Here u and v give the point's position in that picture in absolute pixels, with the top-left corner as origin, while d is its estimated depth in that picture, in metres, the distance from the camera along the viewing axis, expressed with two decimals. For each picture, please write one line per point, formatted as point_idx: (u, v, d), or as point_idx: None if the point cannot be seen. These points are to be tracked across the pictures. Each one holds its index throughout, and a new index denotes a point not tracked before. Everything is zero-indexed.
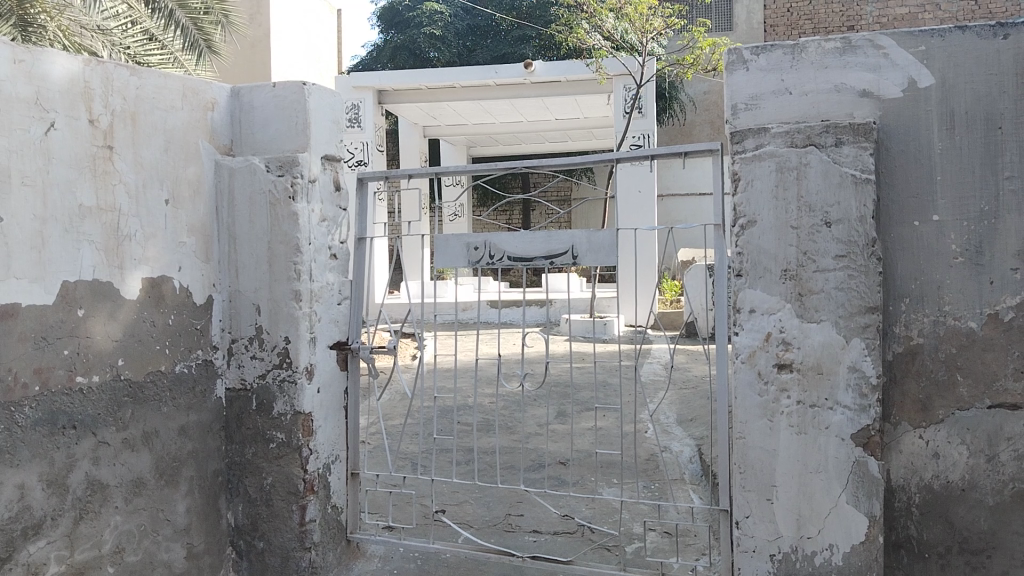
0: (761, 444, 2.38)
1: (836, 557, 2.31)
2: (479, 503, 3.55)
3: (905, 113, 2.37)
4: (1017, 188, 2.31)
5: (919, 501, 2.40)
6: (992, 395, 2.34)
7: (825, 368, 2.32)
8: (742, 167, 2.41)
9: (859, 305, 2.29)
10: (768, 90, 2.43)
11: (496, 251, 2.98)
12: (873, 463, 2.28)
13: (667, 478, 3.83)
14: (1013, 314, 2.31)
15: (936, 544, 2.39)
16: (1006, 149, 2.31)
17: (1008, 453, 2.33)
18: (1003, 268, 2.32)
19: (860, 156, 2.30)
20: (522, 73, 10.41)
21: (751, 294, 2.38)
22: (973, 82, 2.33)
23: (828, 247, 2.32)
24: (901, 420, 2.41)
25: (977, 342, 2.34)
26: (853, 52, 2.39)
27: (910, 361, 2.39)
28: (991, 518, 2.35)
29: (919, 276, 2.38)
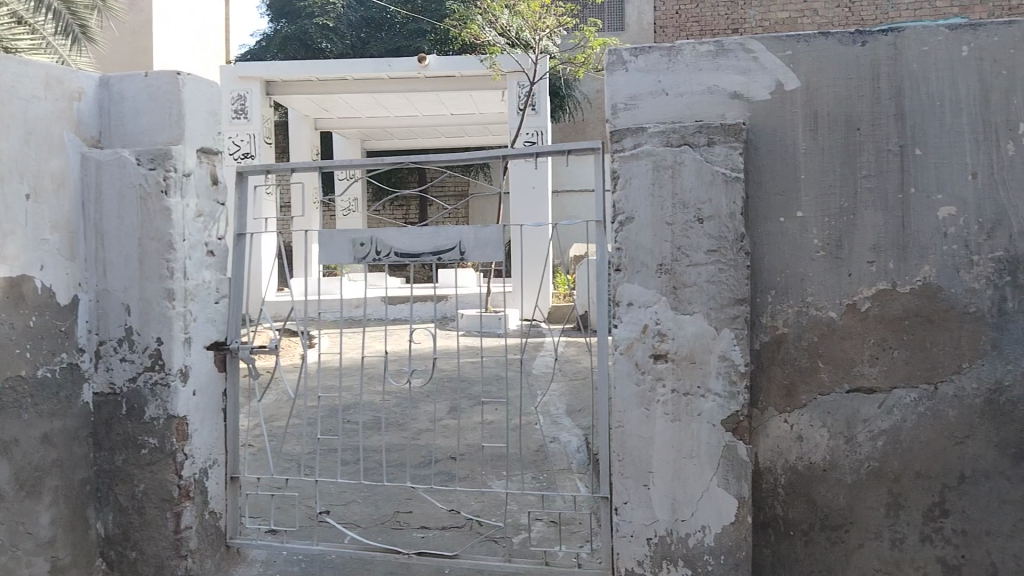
0: (638, 432, 2.46)
1: (707, 539, 2.41)
2: (366, 502, 3.51)
3: (773, 114, 2.51)
4: (873, 186, 2.47)
5: (785, 482, 2.52)
6: (850, 380, 2.49)
7: (697, 358, 2.42)
8: (621, 166, 2.49)
9: (729, 296, 2.40)
10: (646, 91, 2.54)
11: (383, 247, 2.94)
12: (742, 447, 2.40)
13: (555, 468, 3.90)
14: (868, 304, 2.47)
15: (800, 522, 2.51)
16: (863, 149, 2.47)
17: (864, 434, 2.48)
18: (860, 260, 2.47)
19: (731, 155, 2.41)
20: (416, 66, 10.41)
21: (629, 288, 2.47)
22: (835, 86, 2.48)
23: (700, 242, 2.42)
24: (768, 405, 2.53)
25: (837, 331, 2.49)
26: (724, 56, 2.51)
27: (776, 349, 2.52)
28: (849, 496, 2.49)
29: (785, 270, 2.51)
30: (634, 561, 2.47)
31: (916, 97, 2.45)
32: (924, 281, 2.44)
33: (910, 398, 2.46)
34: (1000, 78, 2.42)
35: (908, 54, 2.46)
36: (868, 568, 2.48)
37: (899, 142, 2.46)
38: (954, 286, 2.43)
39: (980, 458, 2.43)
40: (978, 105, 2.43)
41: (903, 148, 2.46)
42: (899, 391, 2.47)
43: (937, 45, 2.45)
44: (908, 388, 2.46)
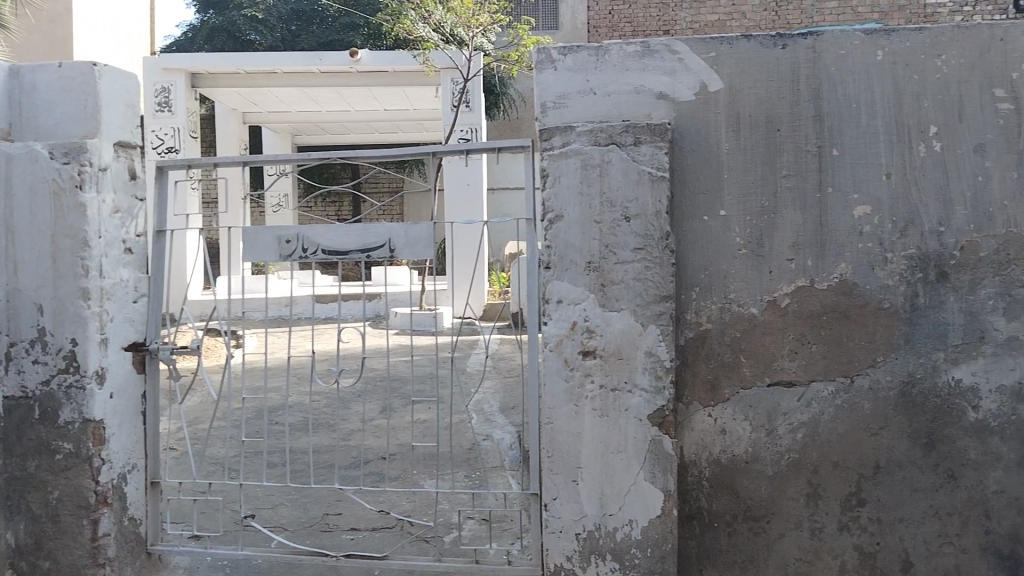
0: (566, 428, 2.49)
1: (635, 532, 2.45)
2: (294, 505, 3.46)
3: (697, 114, 2.56)
4: (792, 186, 2.55)
5: (709, 474, 2.58)
6: (771, 374, 2.56)
7: (624, 354, 2.46)
8: (550, 164, 2.50)
9: (655, 294, 2.44)
10: (574, 90, 2.55)
11: (309, 245, 2.90)
12: (668, 441, 2.45)
13: (487, 466, 3.90)
14: (788, 300, 2.55)
15: (723, 514, 2.58)
16: (783, 150, 2.55)
17: (784, 427, 2.56)
18: (780, 258, 2.55)
19: (657, 154, 2.45)
20: (347, 61, 10.27)
21: (558, 286, 2.49)
22: (756, 88, 2.55)
23: (627, 240, 2.46)
24: (692, 400, 2.59)
25: (758, 326, 2.56)
26: (650, 56, 2.55)
27: (700, 345, 2.58)
28: (770, 487, 2.56)
29: (709, 267, 2.57)
30: (563, 556, 2.49)
31: (834, 99, 2.53)
32: (841, 278, 2.53)
33: (828, 390, 2.55)
34: (913, 82, 2.51)
35: (826, 57, 2.54)
36: (788, 557, 2.56)
37: (817, 143, 2.54)
38: (869, 282, 2.52)
39: (893, 449, 2.53)
40: (892, 108, 2.52)
41: (821, 148, 2.54)
42: (817, 384, 2.55)
43: (854, 49, 2.54)
44: (826, 381, 2.55)
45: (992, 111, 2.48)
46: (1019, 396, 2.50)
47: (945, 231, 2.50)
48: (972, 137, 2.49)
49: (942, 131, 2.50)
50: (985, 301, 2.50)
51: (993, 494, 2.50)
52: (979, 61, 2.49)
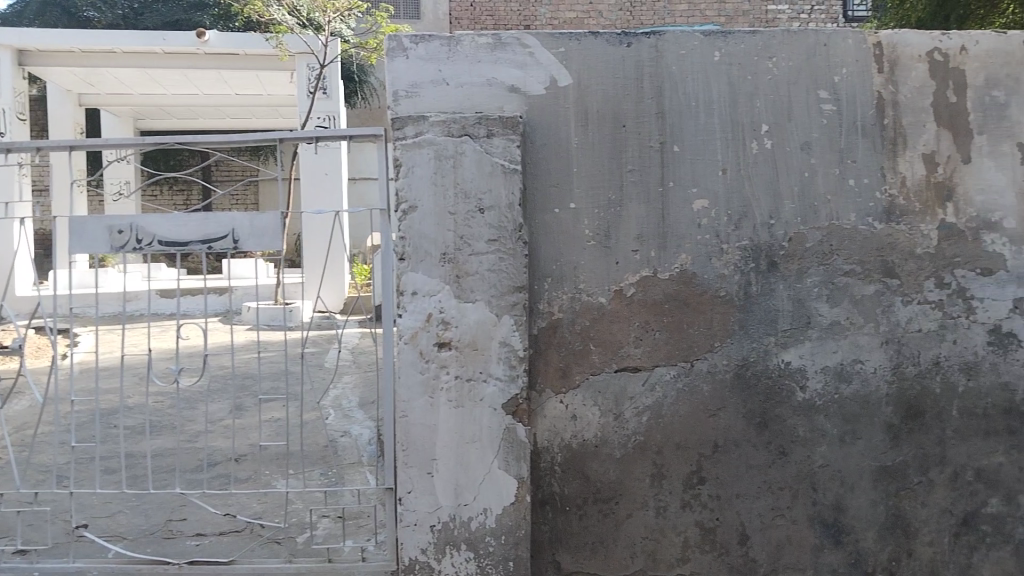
0: (421, 420, 2.48)
1: (489, 520, 2.48)
2: (134, 512, 3.26)
3: (547, 108, 2.61)
4: (637, 180, 2.64)
5: (561, 460, 2.65)
6: (618, 360, 2.65)
7: (479, 345, 2.48)
8: (403, 154, 2.48)
9: (509, 284, 2.47)
10: (426, 80, 2.58)
11: (145, 236, 2.73)
12: (521, 429, 2.48)
13: (343, 463, 3.83)
14: (634, 289, 2.65)
15: (575, 497, 2.66)
16: (629, 145, 2.64)
17: (631, 411, 2.66)
18: (626, 249, 2.64)
19: (509, 147, 2.48)
20: (194, 42, 9.75)
21: (413, 278, 2.47)
22: (603, 84, 2.63)
23: (481, 232, 2.47)
24: (544, 387, 2.65)
25: (606, 314, 2.64)
26: (502, 49, 2.59)
27: (552, 333, 2.64)
28: (618, 469, 2.66)
29: (559, 258, 2.63)
30: (417, 549, 2.48)
31: (675, 97, 2.65)
32: (682, 268, 2.65)
33: (670, 374, 2.66)
34: (747, 82, 2.66)
35: (668, 56, 2.65)
36: (635, 537, 2.66)
37: (660, 139, 2.65)
38: (707, 272, 2.66)
39: (729, 429, 2.67)
40: (728, 106, 2.65)
41: (664, 145, 2.65)
42: (660, 369, 2.66)
43: (693, 49, 2.66)
44: (668, 365, 2.66)
45: (816, 111, 2.66)
46: (841, 376, 2.68)
47: (776, 224, 2.66)
48: (800, 135, 2.66)
49: (772, 129, 2.66)
50: (811, 289, 2.67)
51: (819, 468, 2.68)
52: (805, 64, 2.66)
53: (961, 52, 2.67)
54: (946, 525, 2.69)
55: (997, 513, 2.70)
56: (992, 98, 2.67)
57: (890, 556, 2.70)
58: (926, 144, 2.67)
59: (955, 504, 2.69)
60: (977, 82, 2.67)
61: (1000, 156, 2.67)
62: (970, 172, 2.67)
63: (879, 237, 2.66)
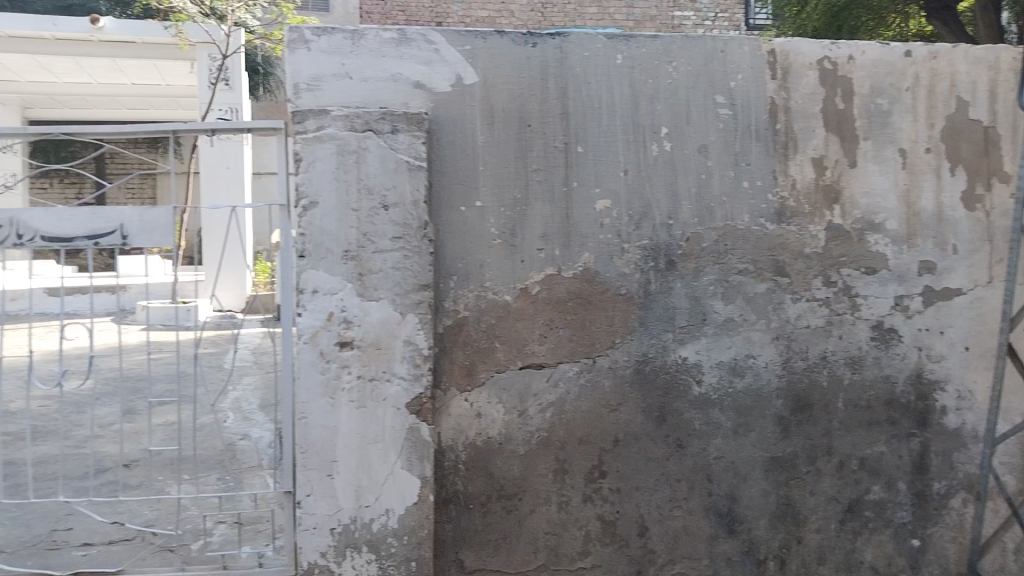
0: (321, 422, 2.43)
1: (391, 521, 2.45)
2: (13, 524, 3.07)
3: (453, 106, 2.60)
4: (542, 180, 2.66)
5: (465, 458, 2.65)
6: (523, 358, 2.66)
7: (382, 344, 2.44)
8: (304, 148, 2.42)
9: (413, 283, 2.45)
10: (329, 73, 2.52)
11: (27, 231, 2.67)
12: (425, 428, 2.47)
13: (242, 467, 3.70)
14: (538, 288, 2.67)
15: (478, 495, 2.66)
16: (534, 145, 2.66)
17: (534, 408, 2.68)
18: (531, 248, 2.66)
19: (414, 143, 2.45)
20: (87, 29, 9.32)
21: (313, 275, 2.41)
22: (508, 83, 2.63)
23: (385, 229, 2.44)
24: (449, 386, 2.63)
25: (511, 312, 2.65)
26: (407, 45, 2.56)
27: (457, 331, 2.63)
28: (522, 466, 2.68)
29: (465, 256, 2.62)
30: (316, 553, 2.43)
31: (578, 97, 2.68)
32: (586, 267, 2.69)
33: (573, 371, 2.69)
34: (648, 85, 2.71)
35: (572, 57, 2.68)
36: (538, 532, 2.69)
37: (564, 139, 2.67)
38: (609, 271, 2.70)
39: (630, 423, 2.73)
40: (630, 109, 2.71)
41: (568, 145, 2.68)
42: (564, 366, 2.69)
43: (597, 51, 2.70)
44: (571, 362, 2.69)
45: (713, 115, 2.74)
46: (734, 370, 2.77)
47: (675, 224, 2.73)
48: (697, 138, 2.74)
49: (672, 132, 2.73)
50: (707, 287, 2.75)
51: (714, 460, 2.77)
52: (703, 69, 2.74)
53: (848, 62, 2.80)
54: (832, 512, 2.83)
55: (879, 499, 2.85)
56: (876, 106, 2.81)
57: (781, 543, 2.81)
58: (815, 148, 2.79)
59: (841, 491, 2.83)
60: (862, 90, 2.81)
61: (883, 161, 2.82)
62: (855, 176, 2.81)
63: (771, 237, 2.77)
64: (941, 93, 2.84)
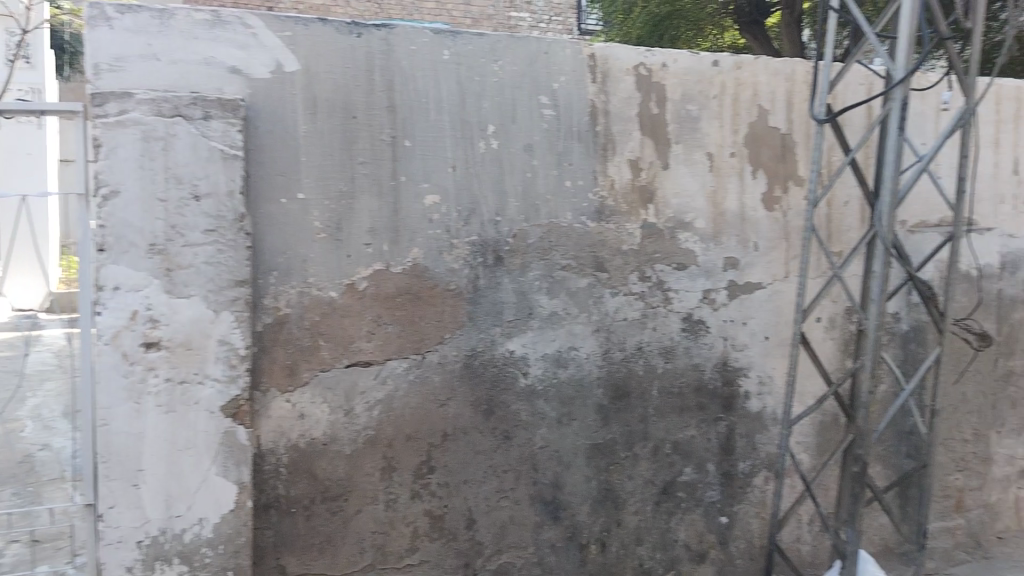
0: (125, 429, 2.27)
1: (205, 531, 2.32)
2: None
3: (273, 94, 2.50)
4: (368, 173, 2.61)
5: (287, 461, 2.54)
6: (348, 356, 2.60)
7: (194, 344, 2.30)
8: (104, 133, 2.23)
9: (227, 279, 2.33)
10: (133, 53, 2.34)
11: None
12: (241, 431, 2.36)
13: None
14: (365, 283, 2.61)
15: (301, 498, 2.57)
16: (359, 137, 2.60)
17: (361, 406, 2.62)
18: (357, 243, 2.60)
19: (228, 131, 2.33)
20: None
21: (114, 271, 2.23)
22: (332, 72, 2.56)
23: (196, 222, 2.30)
24: (269, 386, 2.51)
25: (336, 309, 2.58)
26: (222, 27, 2.42)
27: (277, 330, 2.52)
28: (347, 466, 2.62)
29: (286, 250, 2.52)
30: (121, 569, 2.26)
31: (405, 91, 2.65)
32: (413, 262, 2.66)
33: (400, 367, 2.66)
34: (474, 82, 2.73)
35: (398, 50, 2.64)
36: (364, 531, 2.65)
37: (391, 133, 2.63)
38: (438, 266, 2.69)
39: (458, 418, 2.74)
40: (457, 105, 2.71)
41: (395, 139, 2.64)
42: (392, 363, 2.65)
43: (423, 46, 2.68)
44: (399, 359, 2.66)
45: (538, 115, 2.80)
46: (558, 362, 2.86)
47: (502, 220, 2.77)
48: (522, 137, 2.79)
49: (498, 129, 2.76)
50: (533, 282, 2.81)
51: (539, 450, 2.84)
52: (527, 69, 2.79)
53: (661, 69, 2.96)
54: (649, 495, 2.99)
55: (690, 480, 3.05)
56: (687, 112, 2.99)
57: (602, 527, 2.94)
58: (631, 150, 2.93)
59: (656, 474, 3.00)
60: (675, 96, 2.98)
61: (693, 164, 3.00)
62: (669, 177, 2.97)
63: (592, 234, 2.88)
64: (744, 102, 3.07)
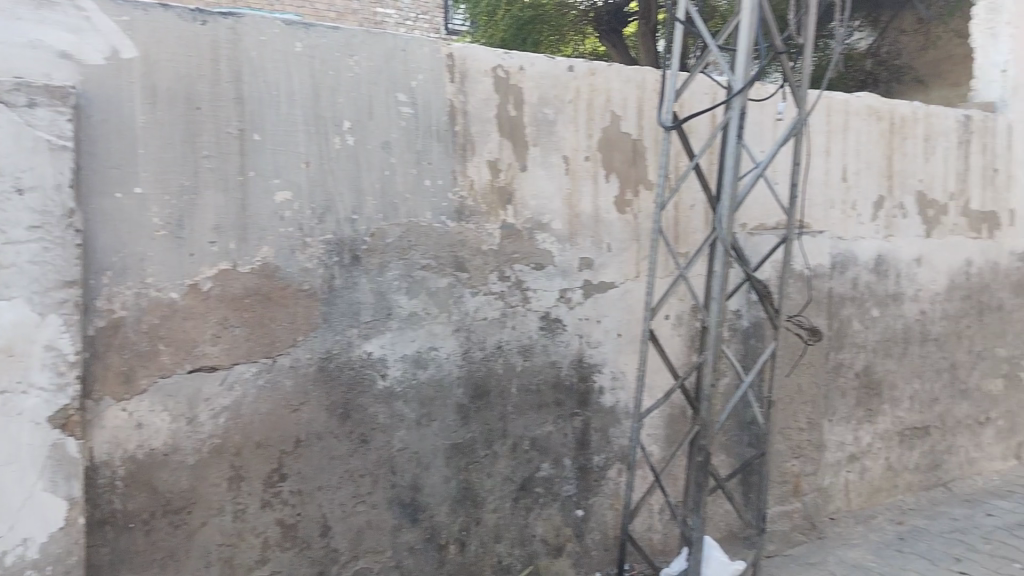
0: None
1: (30, 551, 2.14)
2: None
3: (107, 82, 2.34)
4: (214, 168, 2.49)
5: (123, 474, 2.38)
6: (193, 360, 2.47)
7: (16, 350, 2.11)
8: None
9: (55, 279, 2.17)
10: None
11: None
12: (71, 443, 2.20)
13: None
14: (210, 284, 2.49)
15: (140, 512, 2.41)
16: (204, 129, 2.47)
17: (206, 413, 2.50)
18: (201, 241, 2.47)
19: (56, 120, 2.17)
20: None
21: None
22: (175, 61, 2.43)
23: (18, 217, 2.11)
24: (103, 395, 2.34)
25: (178, 311, 2.45)
26: (49, 8, 2.25)
27: (112, 334, 2.35)
28: (192, 476, 2.49)
29: (121, 249, 2.36)
30: None
31: (254, 84, 2.55)
32: (263, 262, 2.57)
33: (250, 371, 2.56)
34: (328, 77, 2.67)
35: (247, 41, 2.54)
36: (211, 544, 2.52)
37: (239, 126, 2.53)
38: (289, 266, 2.61)
39: (312, 422, 2.67)
40: (310, 100, 2.64)
41: (243, 132, 2.53)
42: (240, 367, 2.54)
43: (274, 38, 2.59)
44: (248, 362, 2.56)
45: (395, 113, 2.77)
46: (417, 363, 2.84)
47: (358, 219, 2.72)
48: (379, 135, 2.75)
49: (353, 126, 2.71)
50: (391, 282, 2.78)
51: (397, 452, 2.81)
52: (384, 66, 2.76)
53: (519, 71, 3.00)
54: (507, 492, 3.03)
55: (547, 476, 3.11)
56: (544, 115, 3.05)
57: (460, 526, 2.95)
58: (490, 151, 2.95)
59: (515, 471, 3.04)
60: (532, 99, 3.03)
61: (550, 167, 3.07)
62: (527, 179, 3.02)
63: (451, 234, 2.88)
64: (599, 107, 3.17)
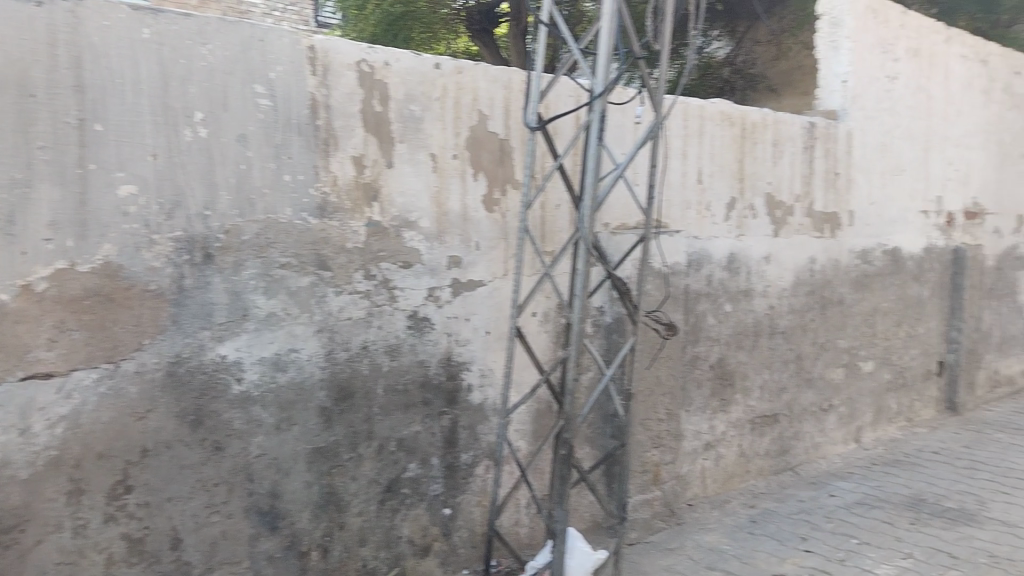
0: None
1: None
2: None
3: None
4: (49, 159, 2.31)
5: None
6: (24, 367, 2.28)
7: None
8: None
9: None
10: None
11: None
12: None
13: None
14: (44, 285, 2.31)
15: None
16: (37, 117, 2.28)
17: (40, 423, 2.32)
18: (34, 239, 2.29)
19: None
20: None
21: None
22: (3, 42, 2.23)
23: None
24: None
25: (6, 315, 2.25)
26: None
27: None
28: (25, 492, 2.30)
29: None
30: None
31: (94, 71, 2.38)
32: (105, 260, 2.40)
33: (91, 378, 2.39)
34: (179, 65, 2.53)
35: (86, 24, 2.37)
36: (47, 565, 2.34)
37: (77, 115, 2.35)
38: (135, 265, 2.45)
39: (161, 430, 2.53)
40: (158, 89, 2.49)
41: (83, 122, 2.36)
42: (79, 373, 2.37)
43: (118, 22, 2.42)
44: (89, 368, 2.39)
45: (252, 105, 2.67)
46: (277, 366, 2.74)
47: (211, 215, 2.60)
48: (235, 127, 2.64)
49: (206, 118, 2.59)
50: (248, 281, 2.67)
51: (255, 459, 2.71)
52: (240, 56, 2.65)
53: (383, 67, 2.96)
54: (373, 494, 2.98)
55: (414, 476, 3.09)
56: (409, 112, 3.02)
57: (323, 531, 2.88)
58: (354, 147, 2.89)
59: (380, 473, 3.00)
60: (397, 95, 2.99)
61: (416, 164, 3.04)
62: (392, 176, 2.98)
63: (313, 232, 2.80)
64: (465, 106, 3.17)
